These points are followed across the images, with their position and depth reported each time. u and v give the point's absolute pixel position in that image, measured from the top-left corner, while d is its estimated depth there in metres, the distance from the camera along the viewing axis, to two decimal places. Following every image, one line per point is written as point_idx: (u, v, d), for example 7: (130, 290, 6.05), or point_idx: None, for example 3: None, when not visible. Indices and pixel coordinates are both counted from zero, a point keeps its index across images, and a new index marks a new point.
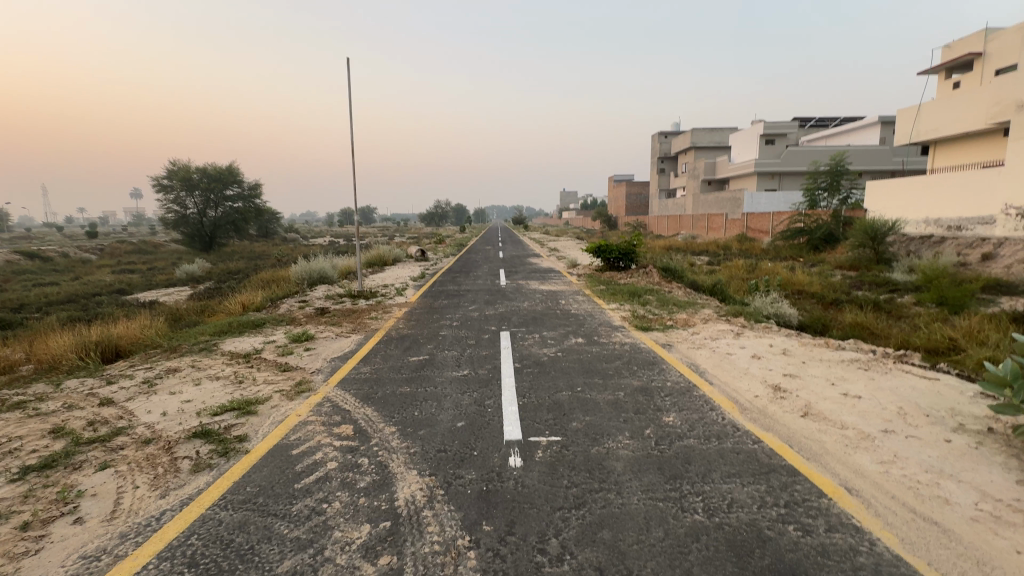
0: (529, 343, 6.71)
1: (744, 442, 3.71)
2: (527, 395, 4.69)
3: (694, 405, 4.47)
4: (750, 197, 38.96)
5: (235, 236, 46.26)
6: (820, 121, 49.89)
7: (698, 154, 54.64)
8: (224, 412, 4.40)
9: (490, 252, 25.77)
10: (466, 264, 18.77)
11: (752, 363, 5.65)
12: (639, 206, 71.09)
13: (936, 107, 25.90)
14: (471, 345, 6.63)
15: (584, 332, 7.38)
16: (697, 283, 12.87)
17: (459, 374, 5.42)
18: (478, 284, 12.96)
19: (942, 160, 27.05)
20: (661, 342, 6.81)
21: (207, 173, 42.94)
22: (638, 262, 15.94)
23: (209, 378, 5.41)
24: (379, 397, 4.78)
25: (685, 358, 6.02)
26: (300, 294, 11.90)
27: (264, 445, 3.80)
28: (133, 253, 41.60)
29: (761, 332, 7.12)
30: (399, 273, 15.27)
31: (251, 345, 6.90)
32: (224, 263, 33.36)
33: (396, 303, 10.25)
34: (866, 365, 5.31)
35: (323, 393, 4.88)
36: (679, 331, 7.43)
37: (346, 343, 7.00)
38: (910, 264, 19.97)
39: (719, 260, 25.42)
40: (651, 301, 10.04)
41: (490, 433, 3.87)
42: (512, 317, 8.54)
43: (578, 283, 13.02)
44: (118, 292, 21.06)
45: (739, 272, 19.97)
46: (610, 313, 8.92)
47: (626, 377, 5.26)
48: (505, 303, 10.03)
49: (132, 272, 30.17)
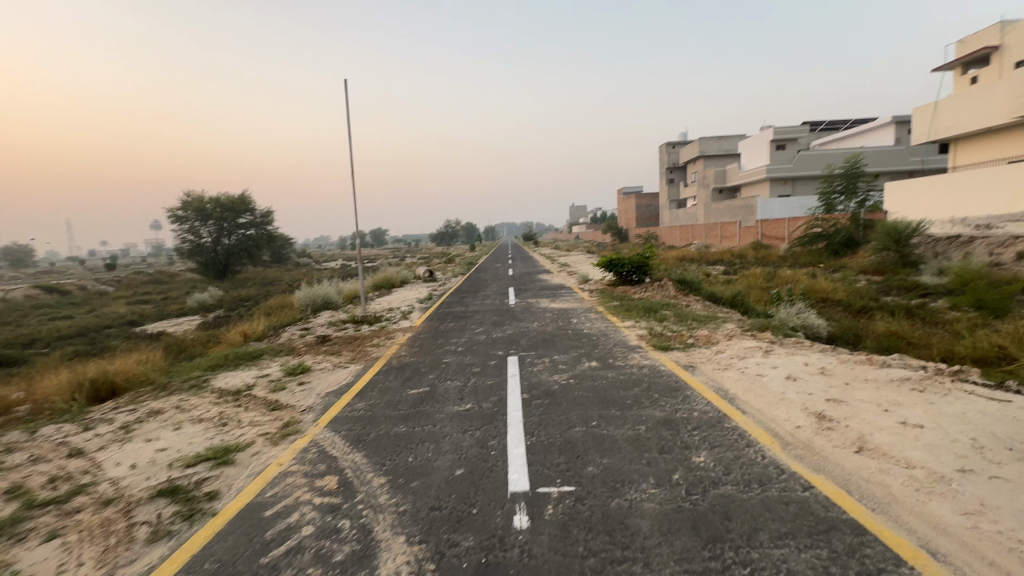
0: (539, 369, 6.18)
1: (793, 489, 3.13)
2: (537, 434, 4.16)
3: (727, 440, 3.91)
4: (763, 204, 38.16)
5: (249, 263, 46.74)
6: (831, 124, 49.06)
7: (707, 163, 54.08)
8: (199, 463, 3.96)
9: (499, 271, 25.29)
10: (475, 284, 18.38)
11: (788, 386, 5.04)
12: (649, 217, 70.53)
13: (954, 103, 25.11)
14: (476, 374, 6.12)
15: (598, 354, 6.84)
16: (716, 295, 12.25)
17: (461, 408, 4.91)
18: (486, 305, 12.49)
19: (963, 157, 26.13)
20: (683, 363, 6.24)
21: (220, 203, 43.70)
22: (653, 275, 15.37)
23: (191, 421, 4.99)
24: (370, 439, 4.29)
25: (711, 382, 5.43)
26: (303, 321, 11.57)
27: (235, 505, 3.32)
28: (149, 284, 42.28)
29: (794, 349, 6.48)
30: (405, 296, 14.90)
31: (242, 380, 6.48)
32: (236, 290, 33.47)
33: (400, 328, 9.81)
34: (920, 386, 4.69)
35: (311, 436, 4.41)
36: (702, 349, 6.86)
37: (343, 375, 6.54)
38: (939, 267, 19.06)
39: (735, 269, 24.69)
40: (668, 317, 9.45)
41: (493, 484, 3.35)
42: (521, 340, 8.04)
43: (590, 300, 12.48)
44: (129, 324, 21.02)
45: (757, 282, 19.20)
46: (625, 331, 8.38)
47: (646, 406, 4.72)
48: (513, 324, 9.51)
49: (146, 303, 30.44)
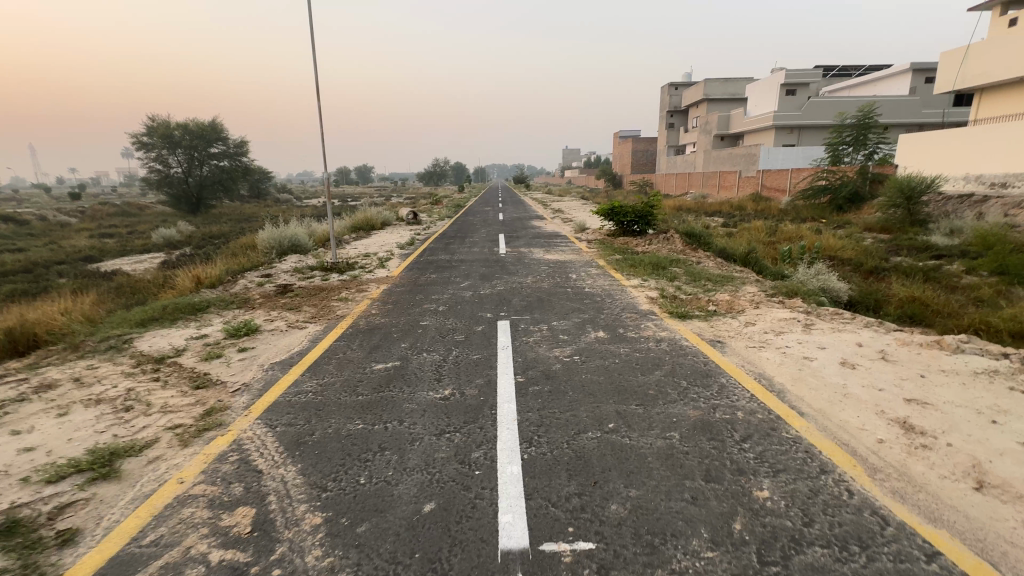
0: (535, 341, 5.07)
1: (914, 561, 2.14)
2: (537, 443, 3.10)
3: (793, 461, 2.89)
4: (766, 153, 36.37)
5: (224, 198, 44.01)
6: (843, 69, 46.21)
7: (711, 107, 51.25)
8: (68, 478, 2.83)
9: (489, 215, 23.78)
10: (462, 228, 16.99)
11: (849, 378, 4.03)
12: (645, 163, 68.02)
13: (987, 49, 23.13)
14: (459, 344, 4.99)
15: (605, 321, 5.75)
16: (727, 251, 11.14)
17: (437, 395, 3.83)
18: (474, 253, 11.24)
19: (986, 110, 24.51)
20: (708, 338, 5.19)
21: (189, 129, 40.36)
22: (656, 227, 14.12)
23: (85, 403, 3.83)
24: (313, 442, 3.20)
25: (749, 365, 4.41)
26: (266, 266, 10.22)
27: (94, 559, 2.24)
28: (117, 216, 39.69)
29: (837, 323, 5.44)
30: (384, 240, 13.49)
31: (169, 342, 5.26)
32: (208, 226, 31.45)
33: (374, 279, 8.57)
34: (1018, 385, 3.71)
35: (235, 433, 3.31)
36: (726, 318, 5.84)
37: (296, 339, 5.37)
38: (951, 227, 18.13)
39: (735, 222, 23.61)
40: (680, 276, 8.36)
41: (475, 536, 2.31)
42: (513, 300, 6.87)
43: (588, 252, 11.26)
44: (85, 260, 19.29)
45: (758, 236, 18.19)
46: (633, 291, 7.29)
47: (675, 401, 3.69)
48: (503, 279, 8.29)
49: (110, 237, 28.45)
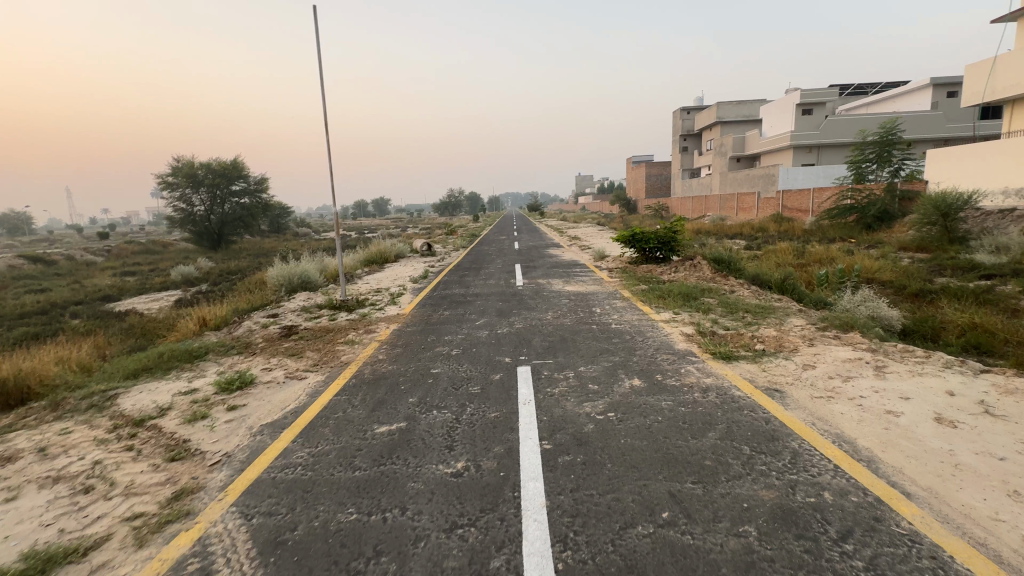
0: (562, 392, 4.42)
1: None
2: (573, 545, 2.43)
3: None
4: (786, 174, 35.62)
5: (244, 233, 44.78)
6: (859, 86, 45.58)
7: (725, 130, 50.97)
8: None
9: (504, 244, 23.42)
10: (477, 259, 16.55)
11: (953, 440, 3.28)
12: (660, 187, 67.64)
13: (1016, 60, 22.31)
14: (474, 399, 4.36)
15: (640, 366, 5.07)
16: (760, 278, 10.38)
17: (449, 471, 3.17)
18: (490, 286, 10.71)
19: (1019, 121, 23.52)
20: (765, 385, 4.47)
21: (212, 168, 41.44)
22: (681, 252, 13.44)
23: (40, 483, 3.28)
24: (292, 541, 2.58)
25: (822, 423, 3.67)
26: (275, 305, 9.83)
27: None
28: (141, 254, 40.56)
29: (913, 365, 4.69)
30: (397, 274, 13.07)
31: (154, 400, 4.73)
32: (226, 262, 31.80)
33: (385, 317, 8.08)
34: None
35: (200, 529, 2.71)
36: (777, 359, 5.13)
37: (293, 393, 4.81)
38: (995, 245, 17.01)
39: (759, 244, 22.77)
40: (714, 307, 7.68)
41: None
42: (534, 339, 6.26)
43: (611, 281, 10.64)
44: (103, 299, 19.35)
45: (785, 259, 17.34)
46: (665, 327, 6.64)
47: (742, 477, 2.98)
48: (522, 315, 7.70)
49: (132, 275, 28.85)
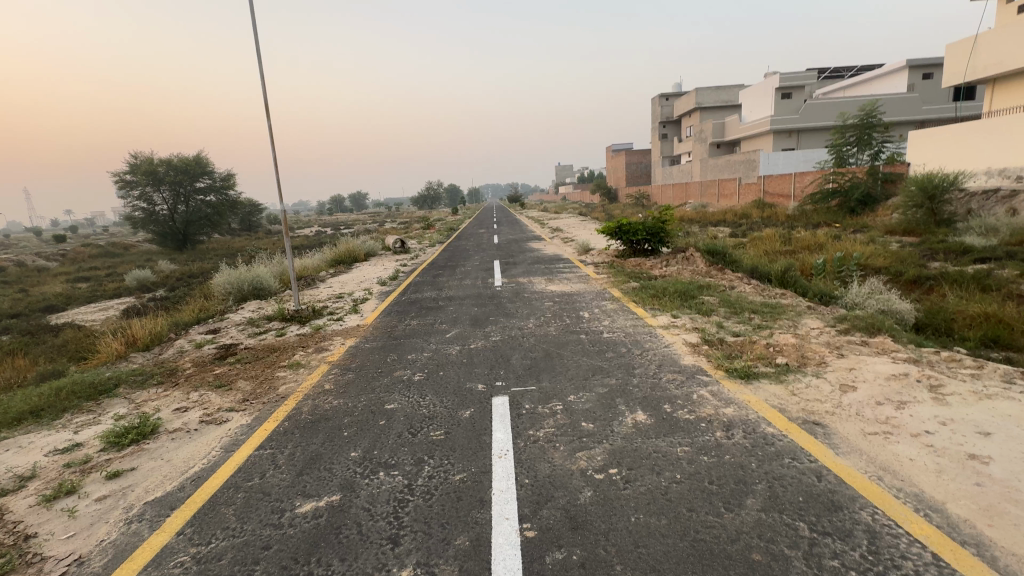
0: (548, 437, 3.45)
1: None
2: None
3: None
4: (766, 159, 35.23)
5: (212, 233, 42.59)
6: (836, 69, 45.45)
7: (704, 116, 50.46)
8: None
9: (483, 238, 22.33)
10: (454, 256, 15.43)
11: None
12: (641, 175, 67.12)
13: (996, 38, 22.02)
14: (433, 452, 3.34)
15: (643, 393, 4.09)
16: (758, 271, 9.60)
17: None
18: (464, 288, 9.66)
19: (999, 101, 23.32)
20: (804, 417, 3.55)
21: (173, 165, 39.06)
22: (670, 244, 12.57)
23: None
24: None
25: (895, 480, 2.75)
26: (219, 318, 8.57)
27: None
28: (100, 258, 38.20)
29: (972, 382, 3.84)
30: (365, 276, 11.89)
31: (13, 466, 3.59)
32: (189, 264, 29.88)
33: (341, 331, 6.96)
34: None
35: None
36: (805, 376, 4.24)
37: (202, 448, 3.72)
38: (984, 226, 16.59)
39: (744, 231, 22.17)
40: (717, 307, 6.80)
41: None
42: (513, 357, 5.25)
43: (596, 279, 9.71)
44: (45, 310, 17.62)
45: (773, 245, 16.70)
46: (664, 335, 5.73)
47: None
48: (499, 324, 6.70)
49: (84, 281, 26.80)
